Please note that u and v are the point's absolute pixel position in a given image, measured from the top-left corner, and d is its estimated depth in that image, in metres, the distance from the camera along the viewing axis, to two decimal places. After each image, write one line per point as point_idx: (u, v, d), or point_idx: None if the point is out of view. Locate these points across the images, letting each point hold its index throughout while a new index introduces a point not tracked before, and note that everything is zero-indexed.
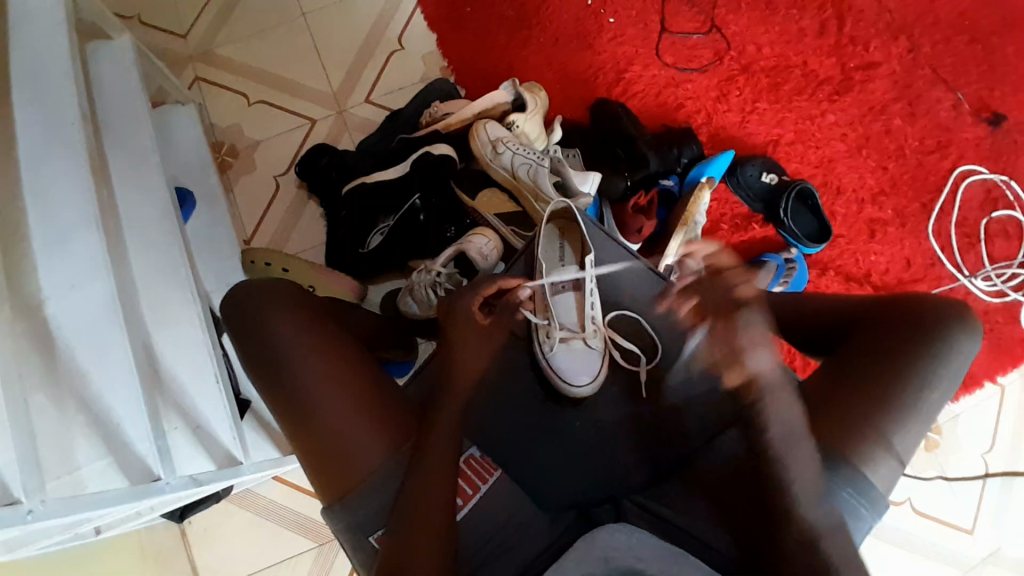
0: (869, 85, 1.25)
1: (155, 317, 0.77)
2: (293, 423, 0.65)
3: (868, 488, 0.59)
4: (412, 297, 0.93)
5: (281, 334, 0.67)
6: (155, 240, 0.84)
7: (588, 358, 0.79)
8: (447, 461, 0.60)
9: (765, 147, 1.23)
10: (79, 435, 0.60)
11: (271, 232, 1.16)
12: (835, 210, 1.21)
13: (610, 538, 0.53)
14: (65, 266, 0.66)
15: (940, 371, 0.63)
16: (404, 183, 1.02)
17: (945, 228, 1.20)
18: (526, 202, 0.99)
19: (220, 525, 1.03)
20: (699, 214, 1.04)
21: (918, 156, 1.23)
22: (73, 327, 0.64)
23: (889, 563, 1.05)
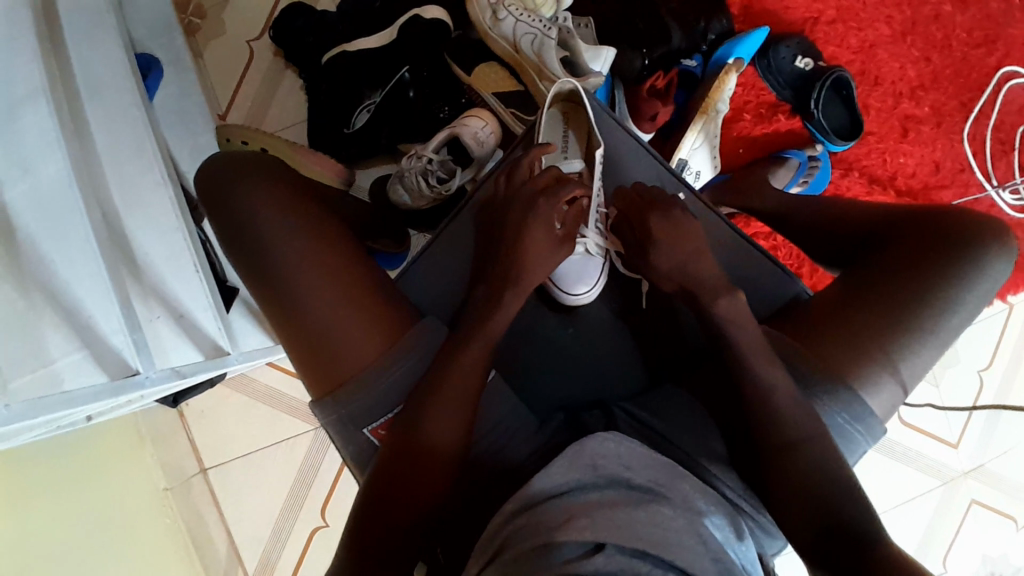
0: None
1: (122, 198, 0.71)
2: (278, 310, 0.60)
3: (866, 413, 0.57)
4: (401, 185, 0.85)
5: (268, 217, 0.61)
6: (113, 109, 0.75)
7: (587, 264, 0.70)
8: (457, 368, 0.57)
9: (802, 26, 1.09)
10: (50, 328, 0.56)
11: (247, 107, 1.05)
12: (869, 104, 1.10)
13: (600, 447, 0.51)
14: (15, 146, 0.60)
15: (963, 294, 0.58)
16: (393, 52, 0.90)
17: (982, 131, 1.10)
18: (530, 80, 0.87)
19: (217, 409, 1.05)
20: (723, 101, 0.92)
21: (968, 46, 1.10)
22: (32, 213, 0.59)
23: (869, 468, 1.08)
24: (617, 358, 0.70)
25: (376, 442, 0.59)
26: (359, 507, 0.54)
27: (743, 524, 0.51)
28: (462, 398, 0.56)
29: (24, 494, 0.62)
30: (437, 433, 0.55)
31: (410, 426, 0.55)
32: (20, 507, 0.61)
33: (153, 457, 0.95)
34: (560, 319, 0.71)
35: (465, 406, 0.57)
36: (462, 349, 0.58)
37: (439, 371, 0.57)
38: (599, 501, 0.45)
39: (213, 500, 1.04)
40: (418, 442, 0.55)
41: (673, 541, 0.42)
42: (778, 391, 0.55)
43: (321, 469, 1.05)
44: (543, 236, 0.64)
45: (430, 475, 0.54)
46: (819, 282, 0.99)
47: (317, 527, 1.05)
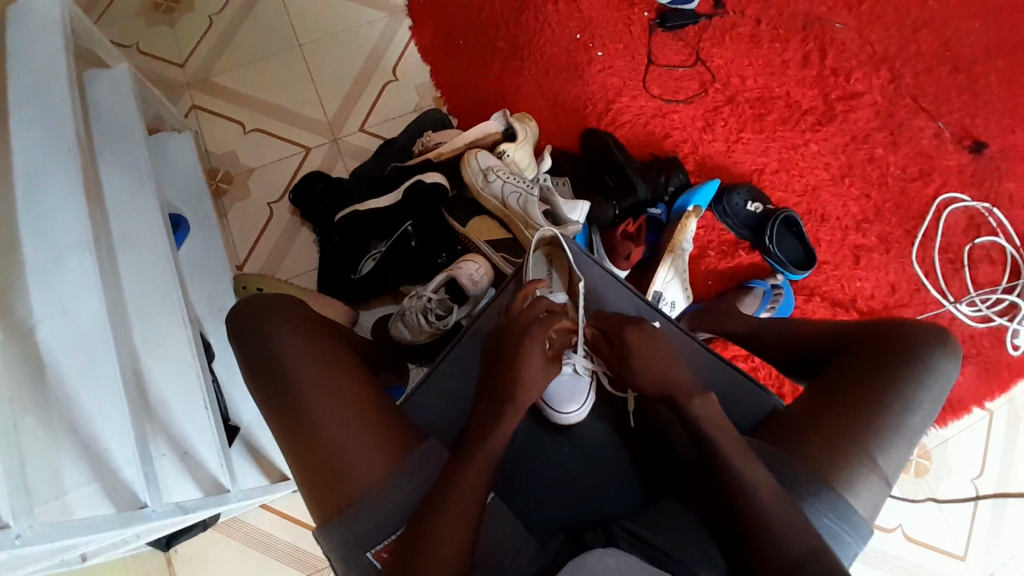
0: (852, 113, 1.29)
1: (144, 338, 0.76)
2: (293, 431, 0.65)
3: (852, 513, 0.59)
4: (403, 321, 0.93)
5: (291, 346, 0.67)
6: (146, 259, 0.83)
7: (578, 385, 0.75)
8: (458, 489, 0.60)
9: (751, 176, 1.26)
10: (65, 460, 0.59)
11: (264, 257, 1.17)
12: (820, 238, 1.24)
13: (598, 563, 0.53)
14: (56, 290, 0.66)
15: (921, 395, 0.64)
16: (399, 209, 1.03)
17: (929, 254, 1.23)
18: (517, 229, 1.01)
19: (207, 555, 1.01)
20: (686, 241, 1.06)
21: (903, 182, 1.26)
22: (64, 348, 0.64)
23: None
24: (613, 475, 0.72)
25: (377, 565, 0.60)
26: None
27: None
28: (470, 516, 0.59)
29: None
30: (436, 558, 0.56)
31: (414, 548, 0.57)
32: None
33: None
34: (556, 438, 0.74)
35: (462, 533, 0.58)
36: (466, 472, 0.61)
37: (443, 494, 0.59)
38: None
39: None
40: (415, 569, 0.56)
41: None
42: (764, 496, 0.57)
43: None
44: (536, 360, 0.69)
45: None
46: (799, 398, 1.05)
47: None
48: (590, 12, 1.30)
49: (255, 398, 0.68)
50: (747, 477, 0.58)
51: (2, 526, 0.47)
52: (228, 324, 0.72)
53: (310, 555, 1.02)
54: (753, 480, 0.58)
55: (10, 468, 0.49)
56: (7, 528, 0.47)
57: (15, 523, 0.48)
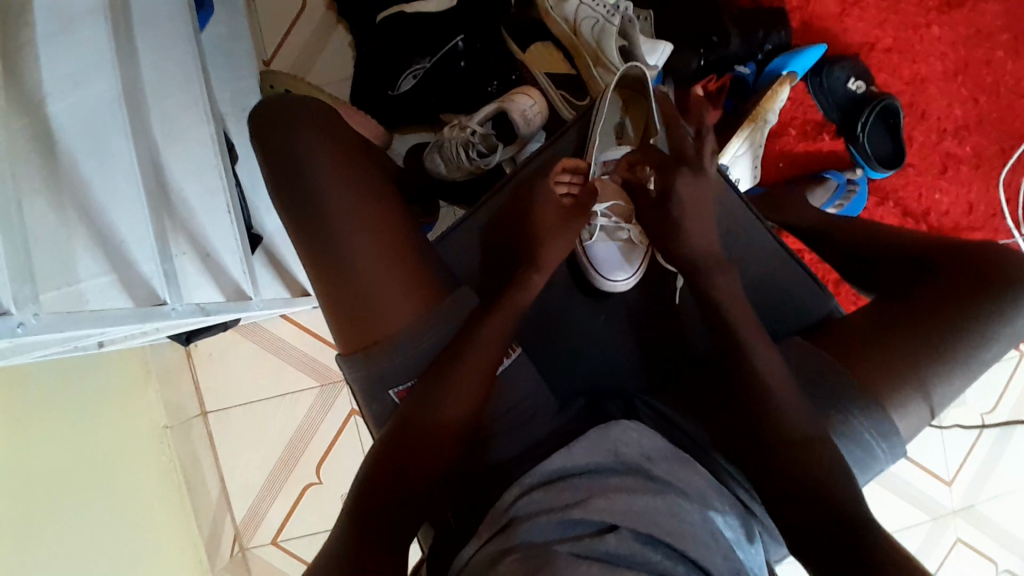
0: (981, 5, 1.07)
1: (162, 129, 0.69)
2: (316, 260, 0.60)
3: (893, 433, 0.56)
4: (440, 153, 0.84)
5: (320, 166, 0.61)
6: (163, 35, 0.73)
7: (630, 254, 0.71)
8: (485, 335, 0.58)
9: (859, 50, 1.07)
10: (80, 247, 0.55)
11: (293, 56, 1.04)
12: (912, 137, 1.09)
13: (622, 434, 0.52)
14: (68, 62, 0.58)
15: (1004, 328, 0.57)
16: (452, 16, 0.90)
17: (1017, 181, 1.08)
18: (583, 65, 0.87)
19: (225, 354, 1.06)
20: (772, 113, 0.92)
21: (1013, 98, 1.08)
22: (74, 132, 0.58)
23: None
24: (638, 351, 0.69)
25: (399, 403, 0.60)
26: (365, 476, 0.54)
27: (755, 525, 0.52)
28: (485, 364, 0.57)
29: (16, 431, 0.59)
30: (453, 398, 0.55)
31: (431, 394, 0.55)
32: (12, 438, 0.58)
33: (156, 395, 0.96)
34: (590, 303, 0.70)
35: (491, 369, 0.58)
36: (492, 330, 0.59)
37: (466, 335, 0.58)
38: (608, 488, 0.47)
39: (208, 442, 1.05)
40: (427, 415, 0.55)
41: (692, 536, 0.44)
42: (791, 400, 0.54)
43: (321, 427, 1.06)
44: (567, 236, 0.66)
45: (427, 452, 0.54)
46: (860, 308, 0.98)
47: (310, 483, 1.06)
48: None
49: (278, 211, 0.63)
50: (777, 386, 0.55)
51: (3, 312, 0.41)
52: (251, 124, 0.64)
53: (325, 368, 1.07)
54: (781, 387, 0.55)
55: (12, 254, 0.44)
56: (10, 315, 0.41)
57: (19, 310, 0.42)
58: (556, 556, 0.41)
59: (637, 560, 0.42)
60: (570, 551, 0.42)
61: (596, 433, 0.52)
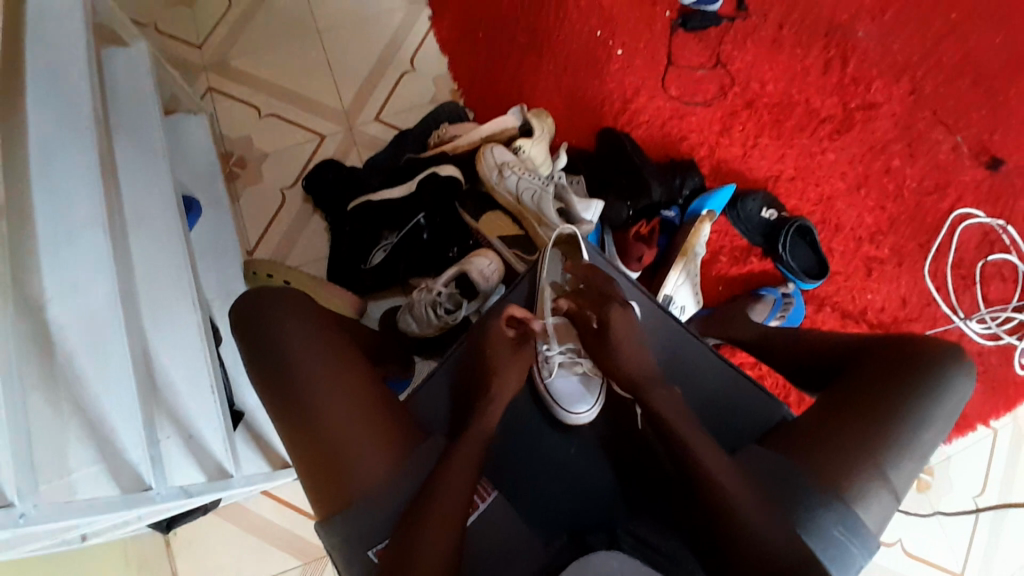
0: (869, 122, 1.28)
1: (153, 322, 0.75)
2: (294, 431, 0.64)
3: (861, 526, 0.59)
4: (411, 313, 0.92)
5: (290, 339, 0.67)
6: (159, 241, 0.83)
7: (587, 385, 0.75)
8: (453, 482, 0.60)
9: (766, 182, 1.25)
10: (74, 441, 0.58)
11: (274, 243, 1.17)
12: (832, 248, 1.23)
13: (603, 562, 0.52)
14: (72, 271, 0.65)
15: (933, 410, 0.63)
16: (411, 201, 1.02)
17: (941, 268, 1.22)
18: (530, 226, 1.00)
19: (205, 540, 1.02)
20: (699, 246, 1.06)
21: (918, 196, 1.25)
22: (75, 329, 0.63)
23: None
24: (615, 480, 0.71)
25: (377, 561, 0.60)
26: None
27: None
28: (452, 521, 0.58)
29: None
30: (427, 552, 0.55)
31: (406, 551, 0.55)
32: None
33: None
34: (564, 438, 0.74)
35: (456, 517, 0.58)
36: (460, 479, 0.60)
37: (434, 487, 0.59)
38: None
39: None
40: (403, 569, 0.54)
41: None
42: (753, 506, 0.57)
43: None
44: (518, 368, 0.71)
45: None
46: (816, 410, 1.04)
47: None
48: (611, 11, 1.29)
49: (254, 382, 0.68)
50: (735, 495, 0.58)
51: (7, 505, 0.47)
52: (230, 307, 0.72)
53: (308, 544, 1.03)
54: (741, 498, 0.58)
55: (16, 450, 0.49)
56: (13, 508, 0.47)
57: (21, 503, 0.48)
58: None
59: None
60: None
61: (575, 565, 0.53)
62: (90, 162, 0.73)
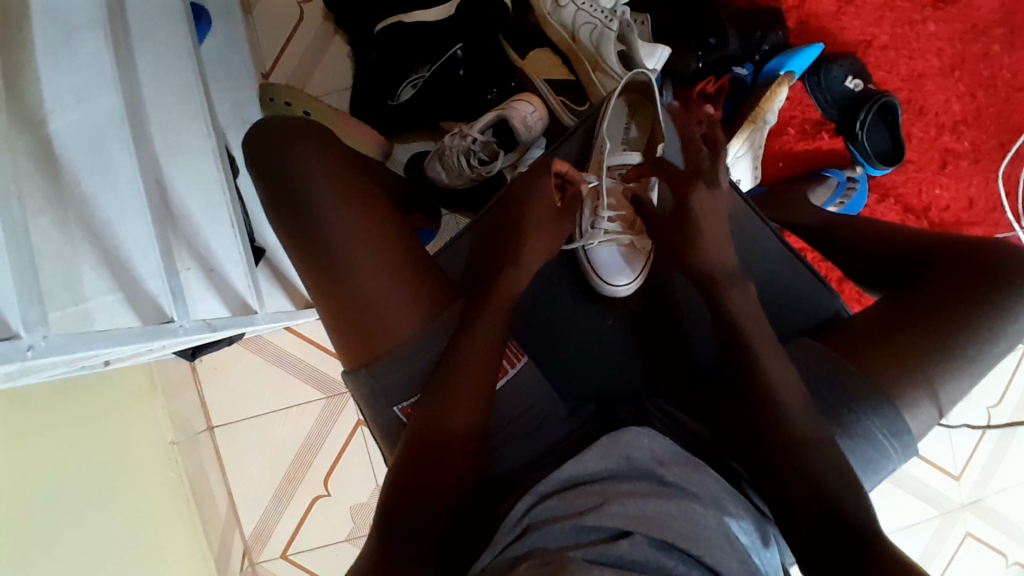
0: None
1: (165, 144, 0.68)
2: (319, 283, 0.60)
3: (904, 431, 0.56)
4: (441, 162, 0.84)
5: (311, 178, 0.61)
6: (164, 52, 0.73)
7: (633, 257, 0.71)
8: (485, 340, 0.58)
9: (856, 48, 1.08)
10: (86, 264, 0.54)
11: (292, 68, 1.05)
12: (911, 133, 1.09)
13: (635, 442, 0.52)
14: (70, 76, 0.57)
15: (1009, 325, 0.57)
16: (447, 30, 0.88)
17: (1016, 173, 1.08)
18: (581, 69, 0.87)
19: (231, 367, 1.06)
20: (771, 112, 0.93)
21: (1012, 88, 1.08)
22: (76, 147, 0.56)
23: None
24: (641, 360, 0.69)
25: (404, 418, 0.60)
26: (387, 493, 0.53)
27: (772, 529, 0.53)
28: (484, 381, 0.57)
29: (39, 430, 0.63)
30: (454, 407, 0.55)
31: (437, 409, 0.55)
32: (34, 449, 0.61)
33: (163, 407, 0.95)
34: (594, 309, 0.71)
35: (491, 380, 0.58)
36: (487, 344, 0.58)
37: (460, 343, 0.57)
38: (637, 492, 0.47)
39: (216, 455, 1.05)
40: (440, 418, 0.55)
41: (704, 538, 0.44)
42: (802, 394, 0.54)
43: (329, 435, 1.06)
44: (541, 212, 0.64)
45: (451, 466, 0.53)
46: (863, 305, 0.98)
47: (318, 495, 1.06)
48: None
49: (274, 223, 0.63)
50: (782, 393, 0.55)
51: (13, 336, 0.41)
52: (251, 134, 0.65)
53: (329, 380, 1.07)
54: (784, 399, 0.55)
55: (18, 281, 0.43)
56: (20, 338, 0.41)
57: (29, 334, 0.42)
58: (572, 560, 0.41)
59: (651, 566, 0.42)
60: (585, 557, 0.42)
61: (608, 440, 0.52)
62: None
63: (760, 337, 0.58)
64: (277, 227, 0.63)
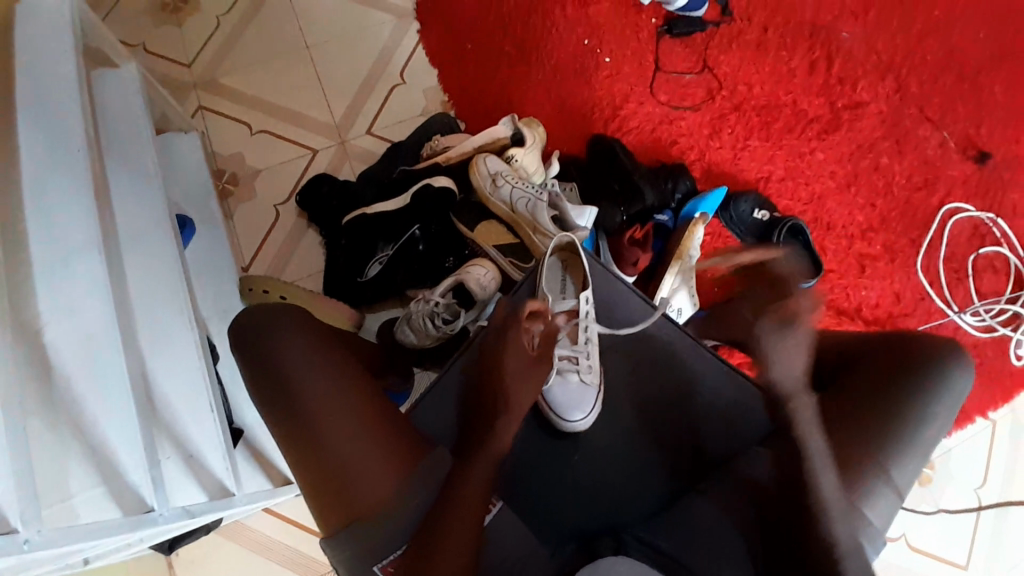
0: (856, 122, 1.29)
1: (150, 340, 0.74)
2: (297, 449, 0.64)
3: (869, 525, 0.59)
4: (409, 325, 0.92)
5: (289, 352, 0.67)
6: (154, 262, 0.82)
7: (583, 391, 0.75)
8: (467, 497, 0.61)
9: (757, 184, 1.26)
10: (74, 464, 0.58)
11: (269, 261, 1.17)
12: (825, 246, 1.24)
13: (611, 569, 0.54)
14: (64, 294, 0.64)
15: (934, 407, 0.63)
16: (405, 212, 1.02)
17: (933, 264, 1.22)
18: (524, 234, 1.01)
19: (207, 559, 1.01)
20: (693, 249, 1.07)
21: (908, 192, 1.26)
22: (72, 352, 0.62)
23: None
24: (616, 492, 0.72)
25: None
26: None
27: None
28: (468, 528, 0.59)
29: None
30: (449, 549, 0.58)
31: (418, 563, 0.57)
32: None
33: None
34: (565, 446, 0.74)
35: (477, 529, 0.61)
36: (473, 496, 0.62)
37: (449, 500, 0.61)
38: None
39: None
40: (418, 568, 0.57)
41: None
42: None
43: None
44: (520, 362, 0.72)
45: None
46: None
47: None
48: (597, 19, 1.31)
49: (256, 398, 0.67)
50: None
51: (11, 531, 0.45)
52: (235, 319, 0.72)
53: (313, 561, 1.02)
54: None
55: (18, 477, 0.47)
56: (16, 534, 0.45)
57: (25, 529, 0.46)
58: None
59: None
60: None
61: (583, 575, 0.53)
62: (81, 185, 0.72)
63: None
64: (258, 401, 0.67)
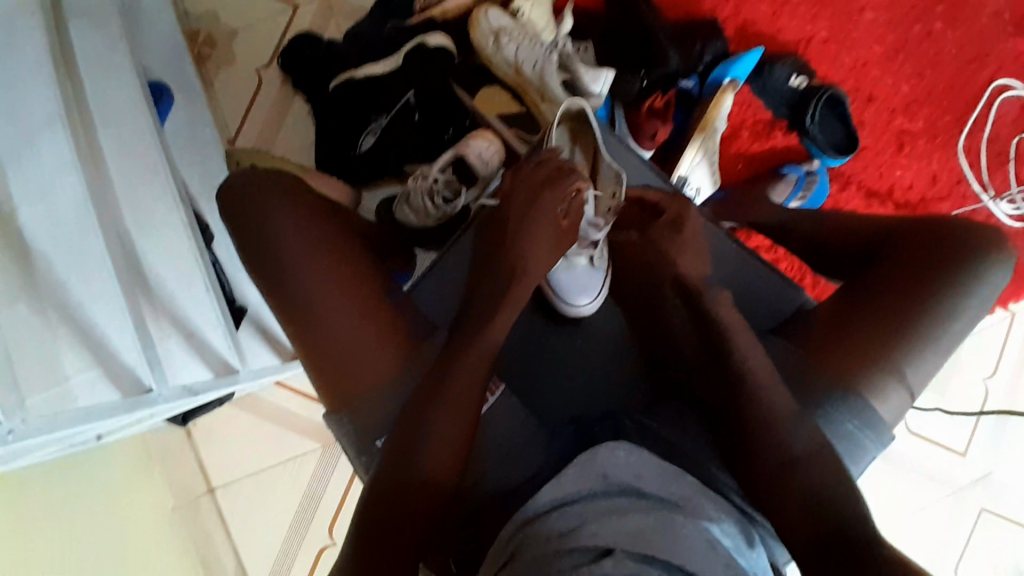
0: None
1: (132, 216, 0.68)
2: (296, 326, 0.61)
3: (877, 420, 0.58)
4: (407, 204, 0.85)
5: (281, 228, 0.62)
6: None
7: (591, 276, 0.74)
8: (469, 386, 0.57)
9: (796, 47, 1.11)
10: (65, 347, 0.56)
11: (255, 134, 1.07)
12: (863, 121, 1.12)
13: (609, 457, 0.53)
14: (33, 170, 0.58)
15: (965, 301, 0.59)
16: (399, 77, 0.93)
17: (977, 143, 1.11)
18: (531, 101, 0.91)
19: (224, 429, 1.06)
20: (720, 119, 0.96)
21: (961, 65, 1.12)
22: (48, 234, 0.58)
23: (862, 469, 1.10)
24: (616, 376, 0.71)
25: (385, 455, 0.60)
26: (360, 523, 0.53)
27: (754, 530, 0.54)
28: (465, 409, 0.57)
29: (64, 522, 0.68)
30: (446, 428, 0.56)
31: (407, 451, 0.55)
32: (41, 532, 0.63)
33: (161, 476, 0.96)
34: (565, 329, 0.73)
35: (474, 415, 0.58)
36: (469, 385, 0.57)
37: (441, 399, 0.56)
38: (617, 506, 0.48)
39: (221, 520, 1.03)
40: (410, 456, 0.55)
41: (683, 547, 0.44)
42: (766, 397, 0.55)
43: (329, 483, 1.05)
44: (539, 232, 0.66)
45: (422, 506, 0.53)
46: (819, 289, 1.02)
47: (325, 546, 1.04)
48: None
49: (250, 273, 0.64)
50: (761, 386, 0.56)
51: None
52: (223, 187, 0.66)
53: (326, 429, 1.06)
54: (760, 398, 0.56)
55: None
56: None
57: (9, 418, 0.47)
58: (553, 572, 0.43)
59: None
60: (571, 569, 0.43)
61: (582, 462, 0.53)
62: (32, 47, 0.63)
63: (728, 338, 0.59)
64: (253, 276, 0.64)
